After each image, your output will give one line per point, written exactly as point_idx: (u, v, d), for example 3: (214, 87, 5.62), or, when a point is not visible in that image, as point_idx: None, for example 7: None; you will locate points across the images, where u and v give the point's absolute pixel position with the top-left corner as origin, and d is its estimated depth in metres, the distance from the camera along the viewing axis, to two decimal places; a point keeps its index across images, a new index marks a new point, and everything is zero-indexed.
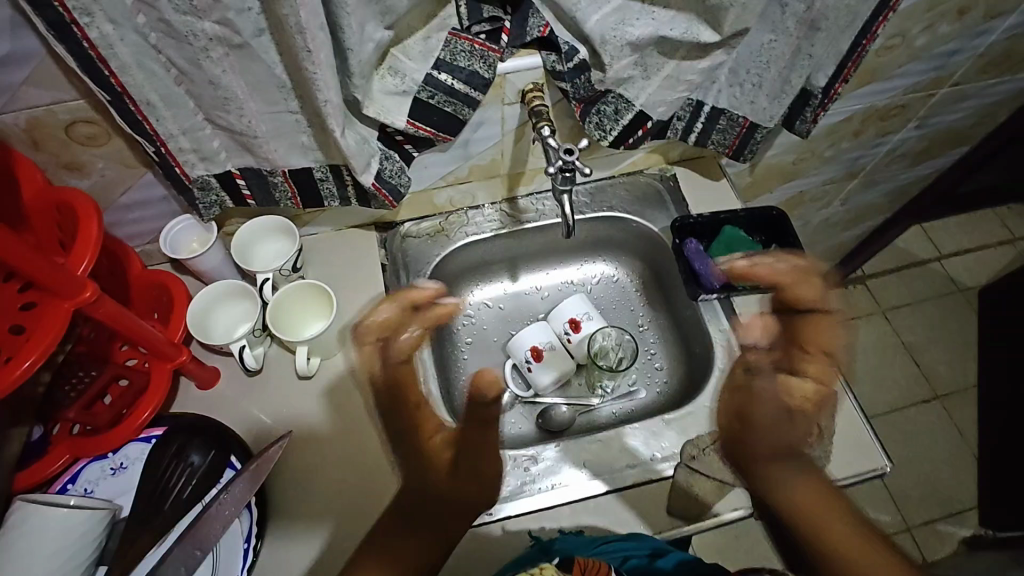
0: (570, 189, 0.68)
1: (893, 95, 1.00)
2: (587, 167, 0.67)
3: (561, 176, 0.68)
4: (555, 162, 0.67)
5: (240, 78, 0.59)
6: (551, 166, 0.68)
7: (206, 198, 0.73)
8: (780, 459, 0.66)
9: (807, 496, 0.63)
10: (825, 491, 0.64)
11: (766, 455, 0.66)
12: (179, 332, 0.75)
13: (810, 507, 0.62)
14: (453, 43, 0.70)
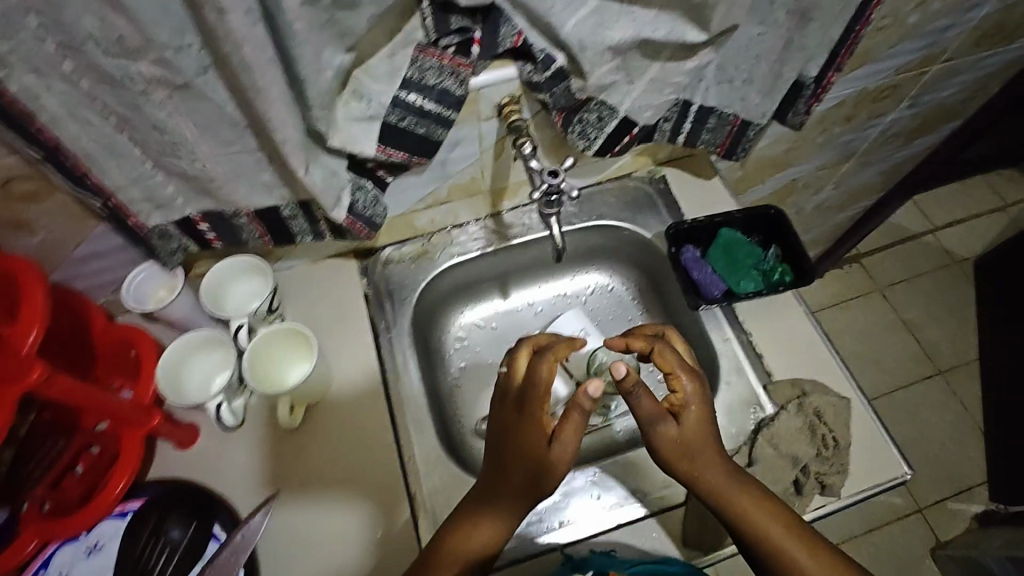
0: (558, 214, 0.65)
1: (885, 77, 0.95)
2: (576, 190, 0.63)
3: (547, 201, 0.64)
4: (540, 189, 0.63)
5: (188, 119, 0.54)
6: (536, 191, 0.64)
7: (168, 245, 0.68)
8: (749, 502, 0.60)
9: (796, 545, 0.59)
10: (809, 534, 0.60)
11: (732, 493, 0.60)
12: (149, 392, 0.69)
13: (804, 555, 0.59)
14: (420, 60, 0.64)
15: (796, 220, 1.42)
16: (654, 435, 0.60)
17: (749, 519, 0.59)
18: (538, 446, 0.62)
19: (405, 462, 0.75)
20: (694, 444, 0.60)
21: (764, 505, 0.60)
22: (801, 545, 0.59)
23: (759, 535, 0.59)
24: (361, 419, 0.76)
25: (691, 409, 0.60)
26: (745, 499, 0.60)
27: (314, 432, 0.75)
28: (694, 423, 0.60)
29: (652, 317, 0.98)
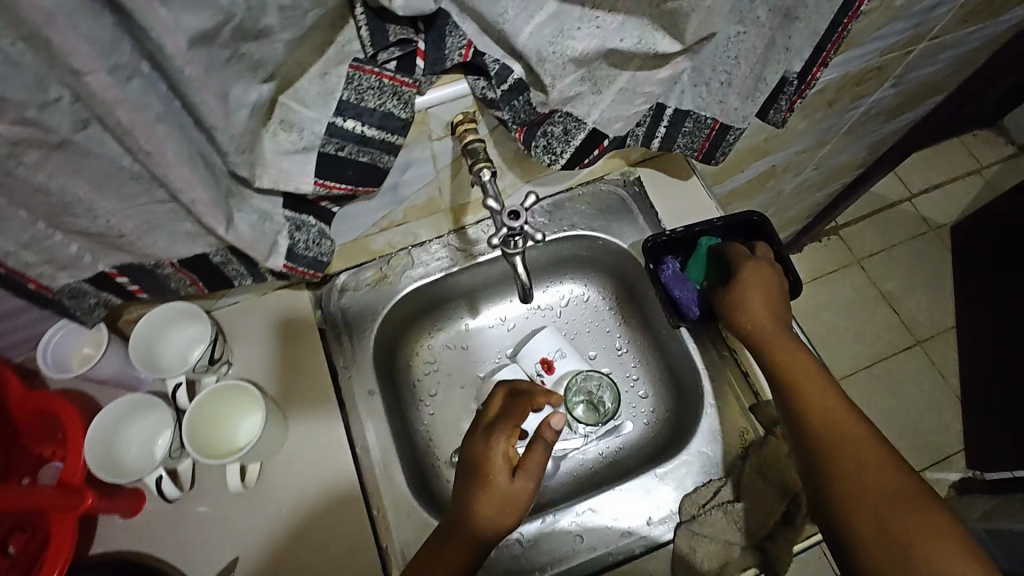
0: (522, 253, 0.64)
1: (871, 59, 0.89)
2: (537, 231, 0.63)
3: (510, 243, 0.63)
4: (500, 232, 0.61)
5: (77, 178, 0.45)
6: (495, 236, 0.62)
7: (84, 303, 0.60)
8: (814, 389, 0.63)
9: (852, 435, 0.59)
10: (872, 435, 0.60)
11: (796, 370, 0.65)
12: (81, 471, 0.62)
13: (858, 448, 0.58)
14: (357, 78, 0.55)
15: (777, 201, 1.36)
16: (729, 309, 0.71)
17: (807, 402, 0.63)
18: (500, 483, 0.61)
19: (375, 514, 0.70)
20: (753, 304, 0.69)
21: (828, 395, 0.63)
22: (862, 442, 0.59)
23: (811, 418, 0.62)
24: (326, 469, 0.71)
25: (761, 296, 0.70)
26: (808, 384, 0.64)
27: (273, 489, 0.69)
28: (762, 308, 0.69)
29: (632, 328, 0.91)
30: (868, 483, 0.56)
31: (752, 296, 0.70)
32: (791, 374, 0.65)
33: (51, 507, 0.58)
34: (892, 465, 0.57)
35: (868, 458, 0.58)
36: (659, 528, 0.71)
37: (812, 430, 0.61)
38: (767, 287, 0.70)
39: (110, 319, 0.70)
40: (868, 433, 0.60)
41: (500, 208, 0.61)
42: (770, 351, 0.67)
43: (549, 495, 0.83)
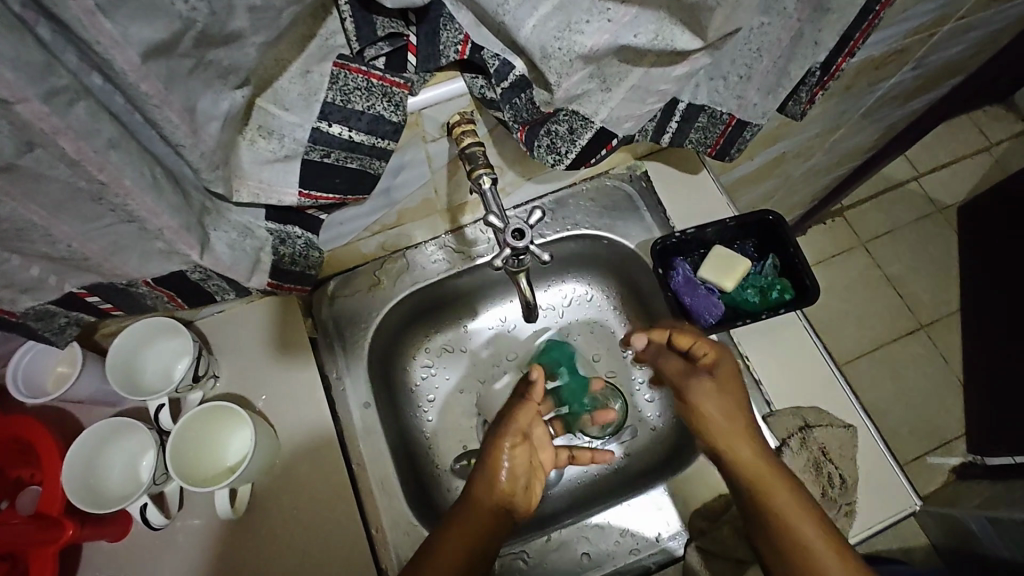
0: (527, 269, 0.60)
1: (895, 42, 0.83)
2: (545, 252, 0.58)
3: (514, 261, 0.58)
4: (503, 252, 0.57)
5: (30, 202, 0.40)
6: (499, 257, 0.58)
7: (53, 324, 0.56)
8: (768, 471, 0.61)
9: (818, 538, 0.58)
10: (843, 545, 0.58)
11: (745, 447, 0.62)
12: (60, 500, 0.58)
13: (820, 549, 0.57)
14: (342, 78, 0.49)
15: (784, 187, 1.31)
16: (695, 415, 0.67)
17: (762, 492, 0.60)
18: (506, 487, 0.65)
19: (372, 534, 0.67)
20: (720, 409, 0.65)
21: (784, 483, 0.60)
22: (835, 559, 0.57)
23: (771, 504, 0.59)
24: (321, 489, 0.68)
25: (722, 395, 0.65)
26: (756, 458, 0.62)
27: (266, 510, 0.66)
28: (734, 408, 0.65)
29: (638, 329, 0.87)
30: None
31: (735, 433, 0.63)
32: (756, 476, 0.61)
33: (30, 544, 0.55)
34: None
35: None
36: (667, 545, 0.68)
37: (779, 524, 0.58)
38: (733, 391, 0.66)
39: (85, 334, 0.66)
40: (830, 532, 0.58)
41: (503, 225, 0.56)
42: (750, 482, 0.61)
43: (552, 505, 0.80)
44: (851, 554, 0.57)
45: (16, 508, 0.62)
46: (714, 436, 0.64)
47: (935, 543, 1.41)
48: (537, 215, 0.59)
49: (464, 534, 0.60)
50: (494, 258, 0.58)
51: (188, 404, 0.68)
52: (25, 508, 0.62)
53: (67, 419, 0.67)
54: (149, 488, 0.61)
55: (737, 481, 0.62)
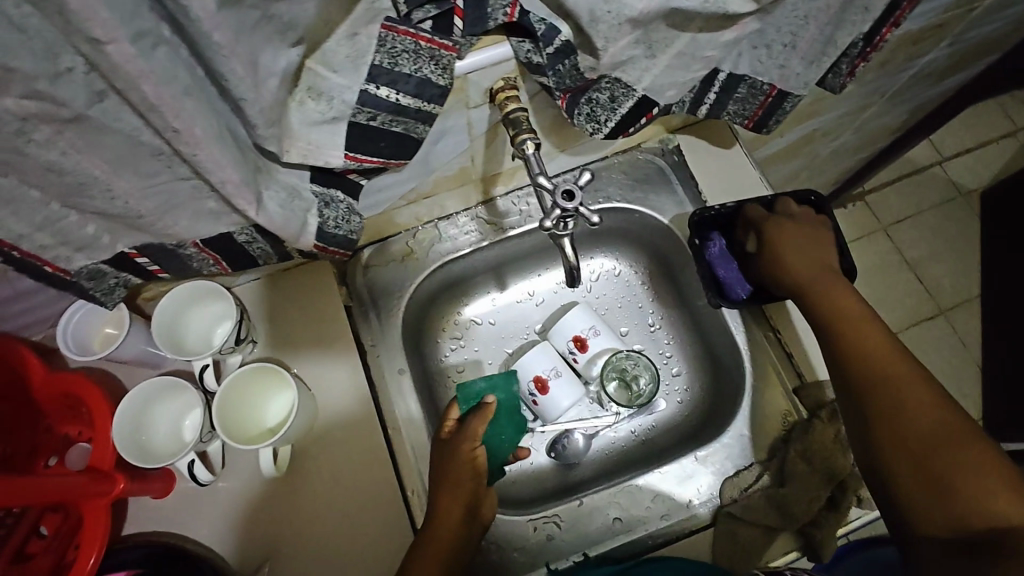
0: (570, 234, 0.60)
1: (935, 16, 0.81)
2: (593, 214, 0.58)
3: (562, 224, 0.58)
4: (553, 214, 0.57)
5: (93, 156, 0.41)
6: (548, 219, 0.58)
7: (104, 284, 0.57)
8: (848, 306, 0.61)
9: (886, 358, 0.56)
10: (924, 373, 0.55)
11: (831, 291, 0.63)
12: (110, 455, 0.61)
13: (889, 366, 0.56)
14: (390, 40, 0.48)
15: (808, 167, 1.30)
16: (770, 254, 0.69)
17: (837, 318, 0.61)
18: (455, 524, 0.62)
19: (407, 496, 0.69)
20: (787, 240, 0.68)
21: (859, 317, 0.60)
22: (915, 384, 0.54)
23: (845, 333, 0.60)
24: (357, 453, 0.69)
25: (797, 244, 0.68)
26: (838, 296, 0.63)
27: (306, 472, 0.68)
28: (805, 259, 0.67)
29: (665, 304, 0.88)
30: (912, 414, 0.52)
31: (805, 270, 0.66)
32: (830, 306, 0.62)
33: (85, 495, 0.57)
34: (936, 397, 0.53)
35: (917, 391, 0.53)
36: (696, 513, 0.70)
37: (850, 345, 0.59)
38: (807, 243, 0.68)
39: (128, 298, 0.67)
40: (905, 357, 0.56)
41: (552, 187, 0.57)
42: (829, 319, 0.62)
43: (581, 474, 0.82)
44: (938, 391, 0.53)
45: (65, 464, 0.65)
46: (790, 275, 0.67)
47: None
48: (585, 178, 0.59)
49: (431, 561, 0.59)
50: (543, 221, 0.58)
51: (228, 367, 0.70)
52: (74, 464, 0.65)
53: (111, 382, 0.68)
54: (195, 445, 0.63)
55: (817, 314, 0.63)
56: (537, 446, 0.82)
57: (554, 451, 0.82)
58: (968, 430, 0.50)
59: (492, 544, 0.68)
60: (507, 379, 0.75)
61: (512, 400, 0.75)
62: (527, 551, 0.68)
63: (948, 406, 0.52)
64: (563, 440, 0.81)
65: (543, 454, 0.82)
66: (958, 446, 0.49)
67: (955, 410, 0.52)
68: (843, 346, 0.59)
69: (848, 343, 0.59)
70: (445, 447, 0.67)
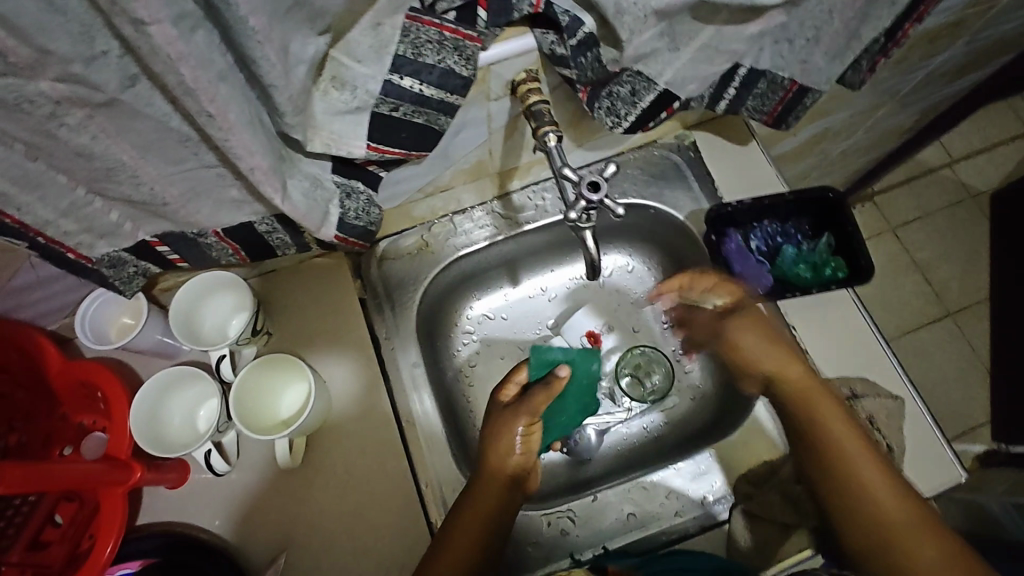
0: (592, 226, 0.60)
1: (955, 14, 0.81)
2: (617, 206, 0.58)
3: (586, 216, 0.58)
4: (578, 205, 0.57)
5: (122, 141, 0.41)
6: (572, 210, 0.58)
7: (122, 272, 0.56)
8: (862, 460, 0.62)
9: (890, 498, 0.60)
10: (893, 474, 0.61)
11: (818, 401, 0.65)
12: (128, 443, 0.61)
13: (893, 513, 0.60)
14: (414, 31, 0.47)
15: (820, 166, 1.30)
16: (790, 393, 0.67)
17: (847, 479, 0.61)
18: (491, 497, 0.62)
19: (421, 489, 0.69)
20: (750, 335, 0.70)
21: (846, 429, 0.63)
22: (861, 454, 0.62)
23: (808, 406, 0.65)
24: (372, 446, 0.68)
25: (770, 350, 0.69)
26: (829, 409, 0.65)
27: (321, 465, 0.68)
28: (776, 359, 0.68)
29: None
30: (880, 516, 0.60)
31: (827, 409, 0.65)
32: (835, 450, 0.63)
33: (104, 483, 0.57)
34: (894, 481, 0.61)
35: (900, 506, 0.60)
36: (711, 509, 0.70)
37: (856, 494, 0.61)
38: (759, 328, 0.70)
39: (144, 287, 0.68)
40: (888, 466, 0.62)
41: (576, 178, 0.57)
42: (792, 391, 0.67)
43: (593, 470, 0.82)
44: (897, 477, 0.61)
45: (81, 453, 0.64)
46: (807, 430, 0.65)
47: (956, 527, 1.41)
48: (609, 170, 0.58)
49: (464, 543, 0.59)
50: (567, 212, 0.58)
51: (243, 358, 0.70)
52: (89, 455, 0.63)
53: (127, 373, 0.69)
54: (212, 434, 0.63)
55: (828, 483, 0.62)
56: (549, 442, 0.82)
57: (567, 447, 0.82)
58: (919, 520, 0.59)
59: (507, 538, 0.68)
60: (586, 358, 0.71)
61: (587, 377, 0.71)
62: (542, 545, 0.68)
63: (932, 522, 0.59)
64: (576, 436, 0.81)
65: (556, 450, 0.82)
66: (930, 544, 0.58)
67: (898, 488, 0.61)
68: (871, 515, 0.60)
69: (811, 438, 0.64)
70: (500, 416, 0.66)
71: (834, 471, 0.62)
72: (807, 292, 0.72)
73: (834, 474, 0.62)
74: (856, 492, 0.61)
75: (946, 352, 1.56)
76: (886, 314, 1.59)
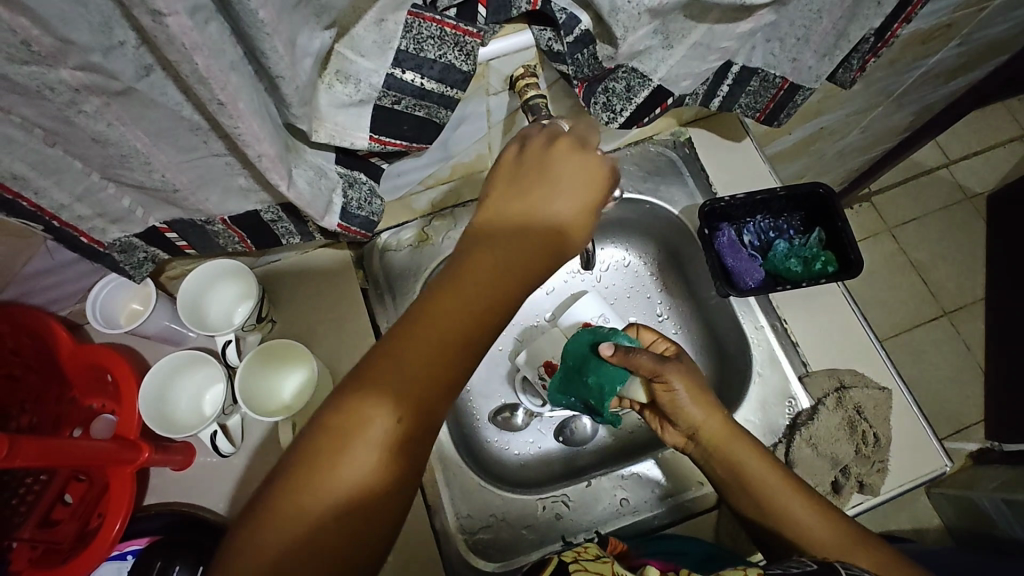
0: None
1: (945, 16, 0.82)
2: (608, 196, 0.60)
3: None
4: None
5: (137, 129, 0.43)
6: None
7: (133, 258, 0.58)
8: (782, 498, 0.61)
9: (821, 526, 0.60)
10: (817, 501, 0.62)
11: (717, 435, 0.65)
12: (134, 424, 0.62)
13: (830, 536, 0.59)
14: (416, 27, 0.49)
15: (817, 164, 1.31)
16: (708, 446, 0.65)
17: (786, 523, 0.61)
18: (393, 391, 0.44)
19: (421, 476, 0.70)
20: (694, 382, 0.66)
21: (768, 470, 0.63)
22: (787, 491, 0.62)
23: (728, 452, 0.64)
24: None
25: (698, 402, 0.65)
26: (737, 446, 0.64)
27: None
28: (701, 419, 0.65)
29: (673, 294, 0.89)
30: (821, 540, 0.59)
31: (738, 455, 0.64)
32: (772, 501, 0.62)
33: (113, 461, 0.59)
34: (830, 516, 0.61)
35: (838, 542, 0.59)
36: (700, 496, 0.72)
37: (790, 528, 0.61)
38: (694, 381, 0.66)
39: (151, 275, 0.70)
40: (812, 499, 0.62)
41: None
42: (709, 438, 0.65)
43: (586, 459, 0.83)
44: (830, 509, 0.61)
45: (90, 434, 0.67)
46: (735, 477, 0.64)
47: (948, 525, 1.42)
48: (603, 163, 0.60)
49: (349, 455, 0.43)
50: None
51: (247, 344, 0.72)
52: (99, 434, 0.67)
53: (134, 358, 0.71)
54: (217, 418, 0.65)
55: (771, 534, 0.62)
56: (544, 430, 0.84)
57: (562, 435, 0.84)
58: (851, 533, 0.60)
59: (502, 522, 0.70)
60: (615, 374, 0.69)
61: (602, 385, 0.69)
62: (536, 528, 0.70)
63: (859, 535, 0.59)
64: (571, 425, 0.83)
65: (551, 439, 0.84)
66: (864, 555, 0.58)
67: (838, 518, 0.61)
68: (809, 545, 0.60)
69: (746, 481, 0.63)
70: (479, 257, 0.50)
71: (756, 505, 0.62)
72: (799, 286, 0.73)
73: (769, 520, 0.62)
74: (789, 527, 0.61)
75: (940, 351, 1.57)
76: (881, 313, 1.61)
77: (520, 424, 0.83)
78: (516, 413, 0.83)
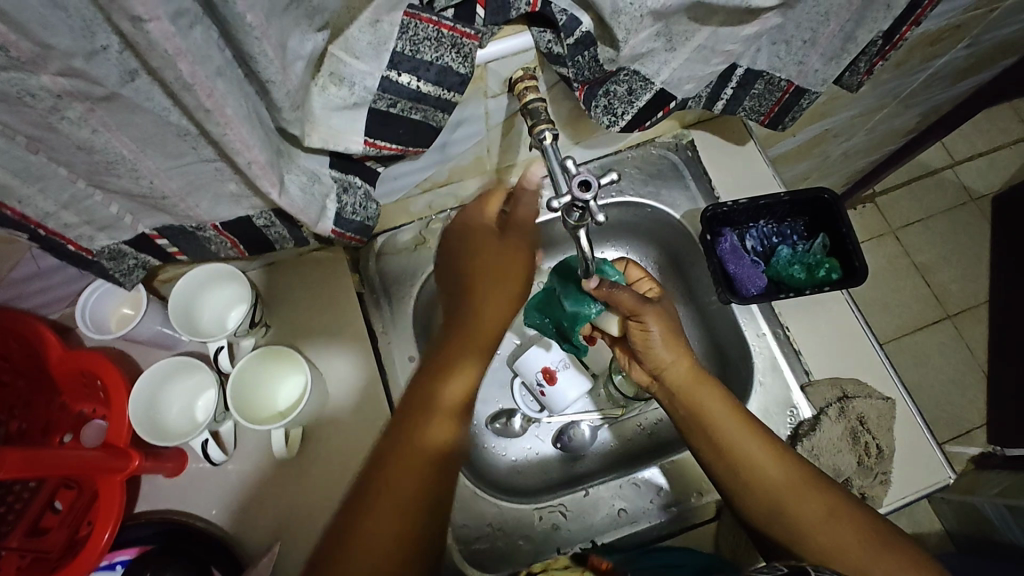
0: (585, 224, 0.60)
1: (954, 17, 0.81)
2: (602, 212, 0.56)
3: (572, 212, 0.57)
4: (564, 200, 0.55)
5: (122, 135, 0.41)
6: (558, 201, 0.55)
7: (123, 264, 0.57)
8: (742, 442, 0.61)
9: (782, 474, 0.60)
10: (779, 446, 0.62)
11: (687, 382, 0.64)
12: (124, 432, 0.62)
13: (791, 482, 0.59)
14: (412, 28, 0.47)
15: (820, 166, 1.30)
16: (673, 389, 0.65)
17: (747, 470, 0.60)
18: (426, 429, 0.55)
19: None
20: (669, 324, 0.65)
21: (729, 414, 0.62)
22: (751, 438, 0.61)
23: (695, 399, 0.63)
24: (369, 439, 0.69)
25: (669, 345, 0.64)
26: (707, 395, 0.63)
27: (316, 458, 0.68)
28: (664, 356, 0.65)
29: (674, 299, 0.88)
30: (782, 488, 0.59)
31: (701, 400, 0.63)
32: (732, 445, 0.61)
33: (102, 470, 0.58)
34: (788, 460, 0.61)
35: (792, 486, 0.59)
36: (701, 506, 0.70)
37: (753, 476, 0.60)
38: (670, 322, 0.65)
39: (144, 280, 0.69)
40: (772, 444, 0.62)
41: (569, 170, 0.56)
42: (679, 383, 0.64)
43: (585, 466, 0.82)
44: (788, 452, 0.62)
45: (81, 441, 0.65)
46: (700, 422, 0.63)
47: (949, 530, 1.41)
48: (607, 173, 0.56)
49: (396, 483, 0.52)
50: (552, 202, 0.55)
51: (241, 350, 0.71)
52: (90, 441, 0.65)
53: (126, 363, 0.70)
54: (208, 425, 0.64)
55: (734, 480, 0.61)
56: (542, 437, 0.83)
57: (560, 442, 0.83)
58: (812, 480, 0.60)
59: (498, 531, 0.69)
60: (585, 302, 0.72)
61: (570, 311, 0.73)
62: (532, 539, 0.69)
63: (815, 479, 0.60)
64: (569, 432, 0.82)
65: (549, 446, 0.83)
66: (819, 502, 0.58)
67: (800, 464, 0.61)
68: (769, 493, 0.59)
69: (710, 427, 0.62)
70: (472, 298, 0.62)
71: (716, 453, 0.62)
72: (802, 294, 0.72)
73: (729, 465, 0.61)
74: (750, 474, 0.60)
75: (944, 355, 1.55)
76: (884, 316, 1.59)
77: (518, 430, 0.82)
78: (514, 419, 0.82)
